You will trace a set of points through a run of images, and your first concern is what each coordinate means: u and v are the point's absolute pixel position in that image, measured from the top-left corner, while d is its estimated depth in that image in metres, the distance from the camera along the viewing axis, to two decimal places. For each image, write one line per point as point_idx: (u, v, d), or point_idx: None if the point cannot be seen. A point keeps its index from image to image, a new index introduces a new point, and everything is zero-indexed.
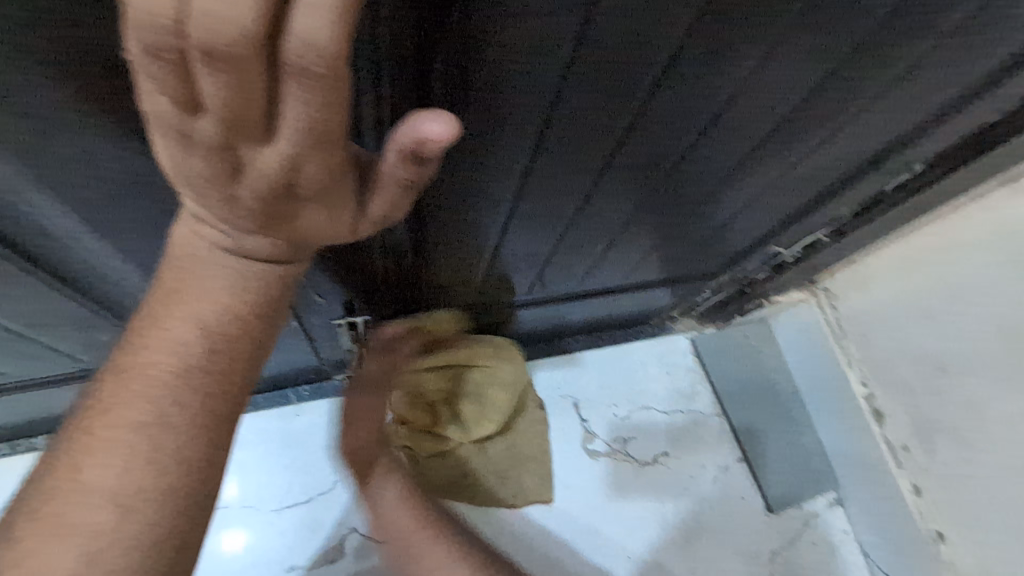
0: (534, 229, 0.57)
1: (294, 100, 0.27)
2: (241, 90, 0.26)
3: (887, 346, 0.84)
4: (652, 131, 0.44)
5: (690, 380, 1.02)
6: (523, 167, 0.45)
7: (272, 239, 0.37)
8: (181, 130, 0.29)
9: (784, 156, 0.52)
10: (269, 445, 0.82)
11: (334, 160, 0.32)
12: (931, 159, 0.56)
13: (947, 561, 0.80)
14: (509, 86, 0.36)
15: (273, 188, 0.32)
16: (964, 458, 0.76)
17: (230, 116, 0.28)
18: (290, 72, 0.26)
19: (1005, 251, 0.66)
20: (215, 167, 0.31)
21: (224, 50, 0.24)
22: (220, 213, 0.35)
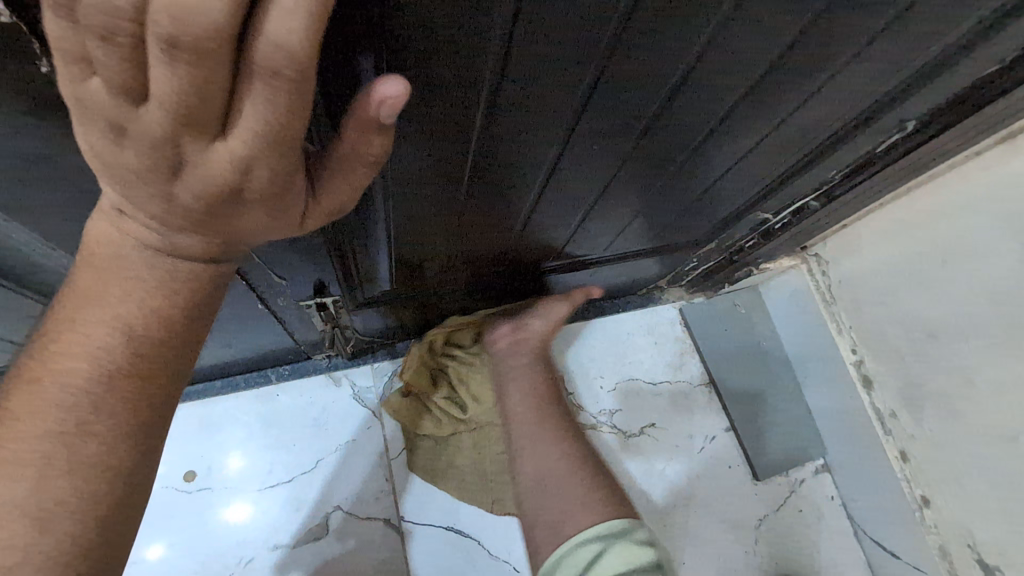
0: (503, 201, 0.55)
1: (256, 100, 0.29)
2: (198, 86, 0.27)
3: (879, 313, 0.82)
4: (614, 94, 0.41)
5: (679, 350, 1.00)
6: (477, 141, 0.43)
7: (206, 238, 0.38)
8: (118, 122, 0.29)
9: (770, 114, 0.49)
10: (248, 426, 0.80)
11: (285, 164, 0.33)
12: (924, 117, 0.53)
13: (932, 526, 0.80)
14: (443, 68, 0.34)
15: (216, 190, 0.33)
16: (950, 424, 0.75)
17: (184, 112, 0.28)
18: (259, 74, 0.28)
19: (1000, 212, 0.63)
20: (154, 164, 0.31)
21: (191, 43, 0.25)
22: (145, 206, 0.34)
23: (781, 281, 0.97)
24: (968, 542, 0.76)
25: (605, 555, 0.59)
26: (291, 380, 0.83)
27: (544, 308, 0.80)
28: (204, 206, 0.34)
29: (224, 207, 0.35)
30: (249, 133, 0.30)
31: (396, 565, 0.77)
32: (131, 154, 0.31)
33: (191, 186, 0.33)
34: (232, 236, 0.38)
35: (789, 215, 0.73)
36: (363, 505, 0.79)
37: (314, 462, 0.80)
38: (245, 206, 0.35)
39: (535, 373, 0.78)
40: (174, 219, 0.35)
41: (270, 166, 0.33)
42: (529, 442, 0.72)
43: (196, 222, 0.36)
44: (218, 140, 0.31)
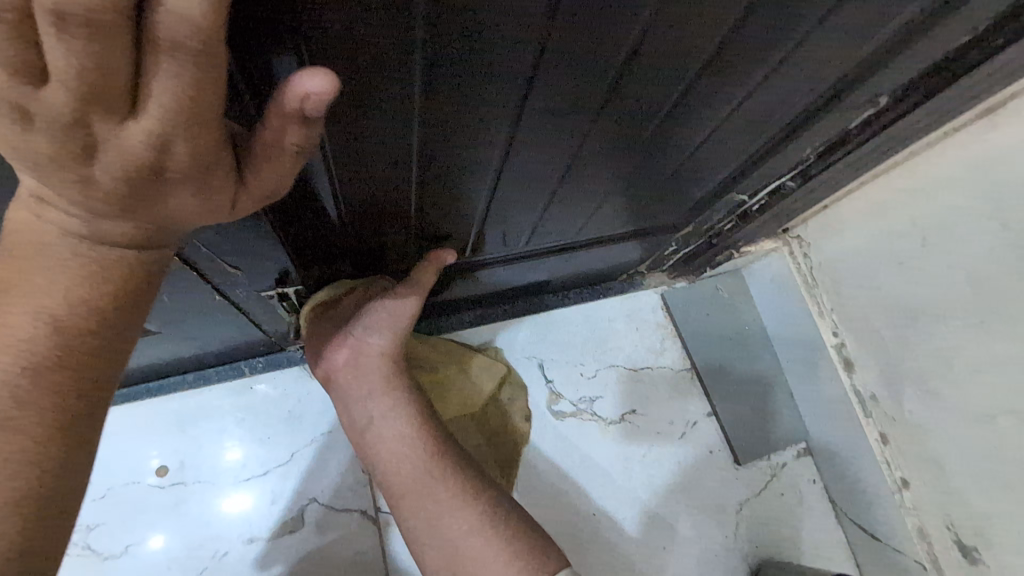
0: (461, 183, 0.53)
1: (164, 74, 0.28)
2: (100, 60, 0.27)
3: (859, 295, 0.81)
4: (561, 69, 0.39)
5: (660, 336, 0.99)
6: (421, 120, 0.42)
7: (133, 223, 0.37)
8: (22, 104, 0.28)
9: (736, 89, 0.47)
10: (223, 419, 0.79)
11: (205, 139, 0.32)
12: (897, 92, 0.51)
13: (911, 508, 0.80)
14: (372, 43, 0.33)
15: (133, 168, 0.32)
16: (928, 404, 0.75)
17: (85, 87, 0.27)
18: (161, 46, 0.27)
19: (980, 189, 0.62)
20: (67, 145, 0.30)
21: (83, 15, 0.25)
22: (66, 192, 0.33)
23: (763, 265, 0.96)
24: (947, 523, 0.76)
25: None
26: (267, 372, 0.82)
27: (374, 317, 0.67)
28: (124, 188, 0.33)
29: (144, 188, 0.34)
30: (160, 108, 0.29)
31: (372, 556, 0.77)
32: (25, 136, 0.29)
33: (108, 168, 0.32)
34: (161, 220, 0.37)
35: (766, 196, 0.71)
36: (340, 498, 0.79)
37: (290, 455, 0.79)
38: (168, 186, 0.34)
39: (403, 409, 0.67)
40: (96, 202, 0.34)
41: (189, 140, 0.32)
42: (412, 513, 0.63)
43: (121, 207, 0.35)
44: (130, 119, 0.30)
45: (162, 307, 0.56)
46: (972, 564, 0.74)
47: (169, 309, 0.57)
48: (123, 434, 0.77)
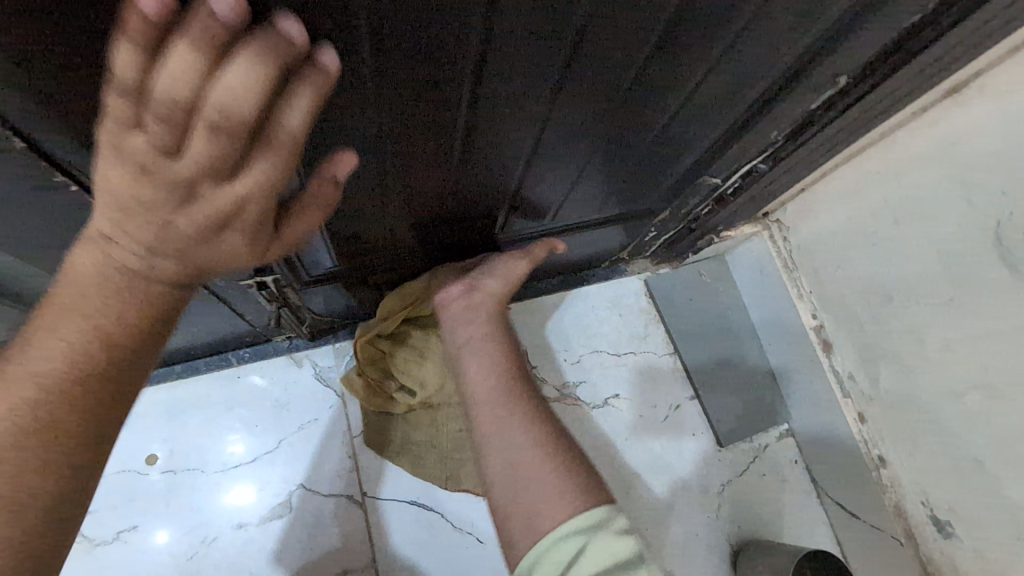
0: (431, 167, 0.55)
1: (263, 162, 0.38)
2: (220, 148, 0.36)
3: (838, 278, 0.82)
4: (510, 49, 0.40)
5: (643, 321, 1.00)
6: (376, 104, 0.43)
7: (180, 264, 0.42)
8: (144, 166, 0.36)
9: (695, 66, 0.48)
10: (209, 410, 0.81)
11: (269, 206, 0.42)
12: (858, 71, 0.52)
13: (889, 485, 0.81)
14: (313, 25, 0.35)
15: (215, 218, 0.40)
16: (903, 383, 0.76)
17: (202, 162, 0.36)
18: (268, 145, 0.38)
19: (947, 167, 0.63)
20: (165, 196, 0.37)
21: (224, 120, 0.34)
22: (139, 232, 0.39)
23: (745, 250, 0.97)
24: (922, 498, 0.77)
25: (585, 550, 0.56)
26: (253, 363, 0.83)
27: (498, 267, 0.76)
28: (191, 240, 0.41)
29: (206, 241, 0.41)
30: (251, 182, 0.39)
31: (360, 539, 0.79)
32: (135, 186, 0.37)
33: (190, 225, 0.39)
34: (209, 271, 0.45)
35: (738, 178, 0.72)
36: (326, 483, 0.80)
37: (277, 443, 0.81)
38: (224, 240, 0.42)
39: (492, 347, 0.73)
40: (163, 250, 0.41)
41: (261, 205, 0.41)
42: (490, 429, 0.68)
43: (185, 260, 0.42)
44: (226, 182, 0.38)
45: None
46: (947, 538, 0.75)
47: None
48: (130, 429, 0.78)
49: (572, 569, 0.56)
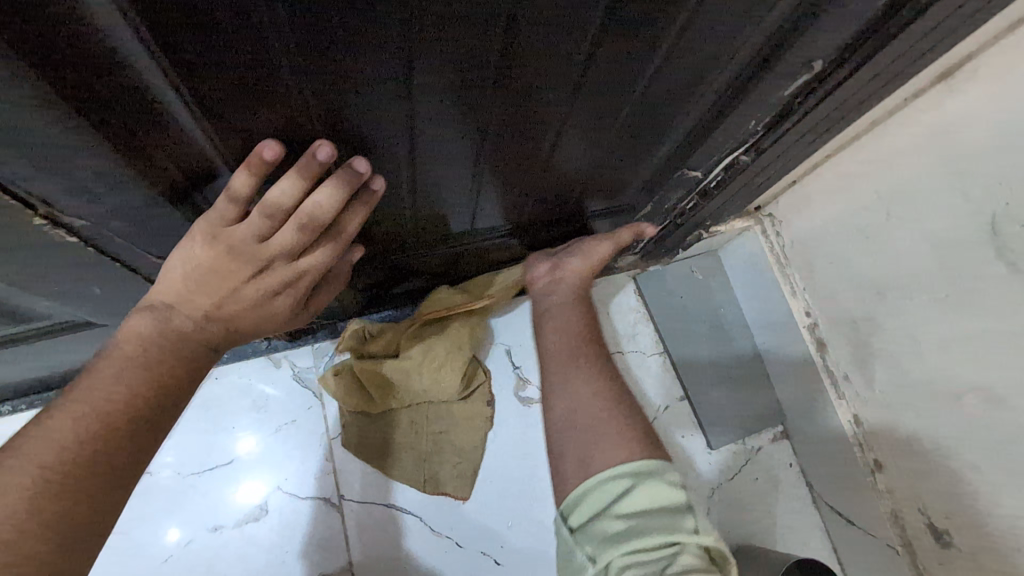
0: (443, 146, 0.54)
1: (322, 251, 0.58)
2: (299, 243, 0.55)
3: (830, 274, 0.78)
4: (438, 26, 0.38)
5: (632, 320, 0.99)
6: (332, 93, 0.43)
7: (219, 324, 0.56)
8: (234, 249, 0.52)
9: (655, 41, 0.45)
10: (187, 412, 0.81)
11: (309, 275, 0.59)
12: (834, 57, 0.49)
13: (885, 491, 0.78)
14: (227, 29, 0.35)
15: (273, 282, 0.57)
16: (899, 385, 0.72)
17: (285, 250, 0.55)
18: (328, 241, 0.58)
19: (940, 157, 0.59)
20: (244, 269, 0.54)
21: (309, 227, 0.53)
22: (213, 295, 0.55)
23: (737, 246, 0.94)
24: (921, 507, 0.73)
25: (634, 491, 0.59)
26: (229, 364, 0.83)
27: (582, 247, 0.79)
28: (252, 301, 0.57)
29: (262, 301, 0.58)
30: (310, 262, 0.58)
31: (337, 544, 0.79)
32: (220, 262, 0.53)
33: (255, 288, 0.56)
34: (259, 327, 0.60)
35: (720, 171, 0.68)
36: (303, 485, 0.81)
37: (256, 444, 0.81)
38: (274, 301, 0.59)
39: (574, 313, 0.77)
40: (219, 311, 0.56)
41: (308, 275, 0.59)
42: (557, 377, 0.71)
43: (234, 313, 0.57)
44: (288, 261, 0.56)
45: (102, 299, 0.58)
46: (945, 548, 0.71)
47: (109, 299, 0.59)
48: None
49: (621, 504, 0.59)
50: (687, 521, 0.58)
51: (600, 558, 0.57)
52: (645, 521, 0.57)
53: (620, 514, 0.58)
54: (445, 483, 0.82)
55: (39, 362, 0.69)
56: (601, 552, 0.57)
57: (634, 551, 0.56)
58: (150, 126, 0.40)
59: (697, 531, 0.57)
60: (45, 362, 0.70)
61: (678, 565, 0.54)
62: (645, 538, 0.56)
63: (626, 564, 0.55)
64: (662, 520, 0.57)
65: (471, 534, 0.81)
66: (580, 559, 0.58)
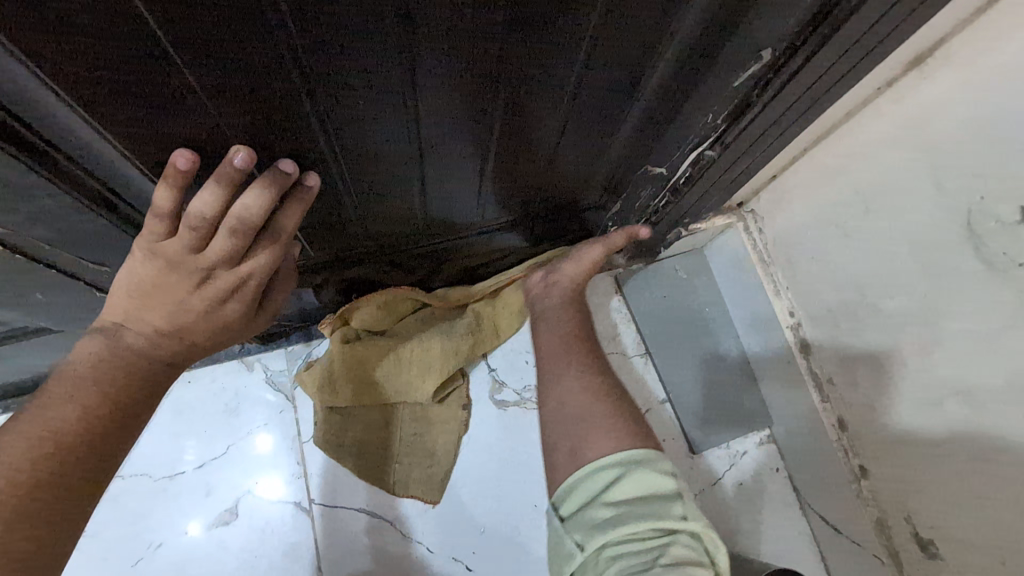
0: (390, 141, 0.53)
1: (264, 252, 0.56)
2: (235, 248, 0.53)
3: (811, 272, 0.75)
4: (335, 30, 0.38)
5: (614, 320, 0.97)
6: (254, 99, 0.43)
7: (176, 338, 0.56)
8: (171, 262, 0.52)
9: (578, 33, 0.43)
10: (164, 415, 0.86)
11: (256, 278, 0.57)
12: (786, 43, 0.47)
13: (871, 498, 0.75)
14: (123, 53, 0.36)
15: (220, 292, 0.56)
16: (882, 389, 0.69)
17: (221, 258, 0.53)
18: (268, 242, 0.55)
19: (915, 149, 0.56)
20: (183, 282, 0.53)
21: (241, 230, 0.51)
22: (160, 313, 0.55)
23: (721, 243, 0.91)
24: (906, 515, 0.70)
25: (624, 479, 0.55)
26: (202, 367, 0.88)
27: (575, 251, 0.77)
28: (201, 311, 0.56)
29: (211, 311, 0.57)
30: (253, 265, 0.56)
31: (306, 547, 0.83)
32: (159, 276, 0.53)
33: (201, 297, 0.55)
34: (213, 338, 0.60)
35: (688, 166, 0.66)
36: (274, 489, 0.85)
37: (228, 446, 0.86)
38: (224, 310, 0.58)
39: (568, 317, 0.74)
40: (171, 326, 0.56)
41: (254, 278, 0.57)
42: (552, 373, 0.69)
43: (182, 325, 0.56)
44: (230, 268, 0.55)
45: (54, 304, 0.59)
46: (931, 558, 0.68)
47: (63, 305, 0.60)
48: None
49: (609, 493, 0.55)
50: (677, 508, 0.53)
51: (588, 545, 0.53)
52: (633, 510, 0.53)
53: (608, 504, 0.54)
54: (415, 485, 0.85)
55: (9, 366, 0.71)
56: (589, 540, 0.53)
57: (623, 540, 0.51)
58: (56, 135, 0.40)
59: (687, 519, 0.53)
60: (13, 365, 0.72)
61: (667, 556, 0.50)
62: (635, 524, 0.52)
63: (613, 553, 0.51)
64: (651, 507, 0.53)
65: (439, 539, 0.84)
66: (568, 548, 0.54)
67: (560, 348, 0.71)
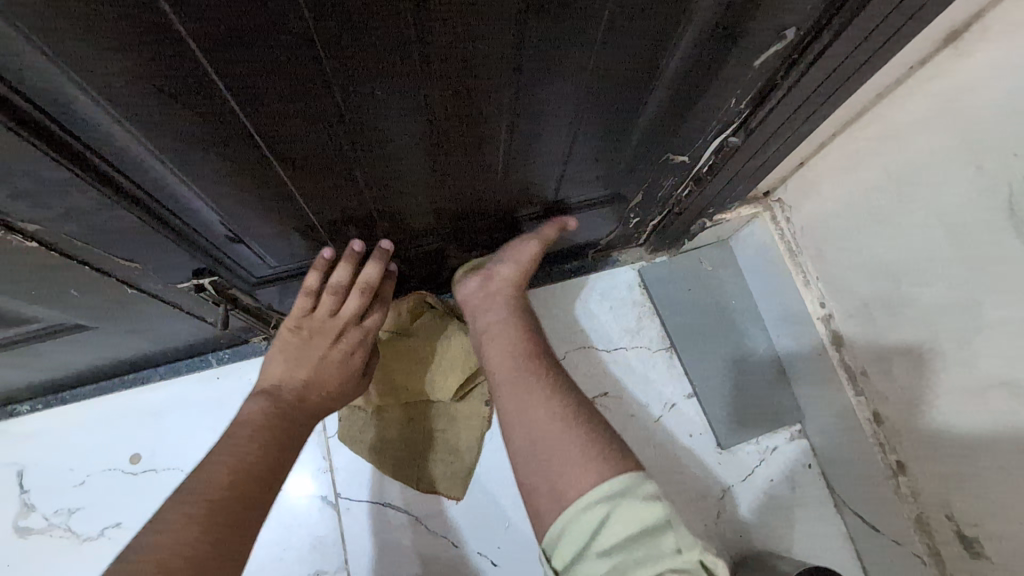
0: (407, 144, 0.54)
1: (376, 310, 0.77)
2: (361, 306, 0.74)
3: (842, 260, 0.73)
4: (353, 33, 0.39)
5: (637, 314, 0.94)
6: (277, 105, 0.44)
7: (317, 386, 0.73)
8: (314, 327, 0.74)
9: (591, 24, 0.43)
10: (195, 409, 0.89)
11: (372, 328, 0.77)
12: (811, 24, 0.45)
13: (909, 495, 0.72)
14: (154, 61, 0.37)
15: (350, 344, 0.75)
16: (918, 380, 0.66)
17: (349, 316, 0.74)
18: (379, 303, 0.78)
19: (951, 128, 0.53)
20: (324, 340, 0.74)
21: (366, 290, 0.73)
22: (308, 367, 0.73)
23: (748, 234, 0.89)
24: (947, 512, 0.67)
25: (612, 518, 0.54)
26: (231, 363, 0.91)
27: (510, 251, 0.78)
28: (337, 361, 0.74)
29: (344, 361, 0.75)
30: (373, 319, 0.77)
31: (332, 542, 0.84)
32: (307, 340, 0.74)
33: (339, 350, 0.74)
34: (349, 385, 0.76)
35: (710, 154, 0.64)
36: (302, 484, 0.86)
37: None
38: (353, 360, 0.75)
39: (513, 329, 0.75)
40: (315, 377, 0.73)
41: (371, 328, 0.77)
42: (512, 404, 0.67)
43: (324, 374, 0.73)
44: (355, 324, 0.75)
45: (89, 301, 0.61)
46: (976, 558, 0.65)
47: (98, 304, 0.62)
48: (126, 431, 0.89)
49: (601, 536, 0.53)
50: (669, 540, 0.52)
51: None
52: (629, 551, 0.52)
53: (601, 549, 0.53)
54: (439, 481, 0.85)
55: (46, 361, 0.74)
56: None
57: None
58: (88, 135, 0.42)
59: (682, 552, 0.52)
60: (51, 362, 0.74)
61: None
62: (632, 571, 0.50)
63: None
64: (644, 546, 0.52)
65: (464, 533, 0.84)
66: None
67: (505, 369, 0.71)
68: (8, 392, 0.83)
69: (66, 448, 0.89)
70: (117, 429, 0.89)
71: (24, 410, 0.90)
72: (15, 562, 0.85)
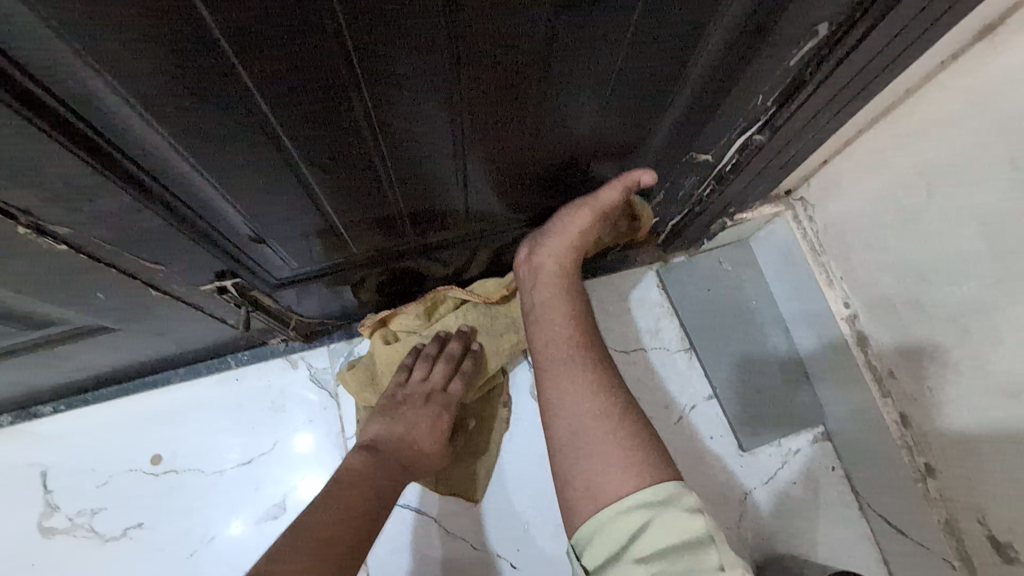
0: (432, 146, 0.54)
1: (459, 380, 0.82)
2: (446, 373, 0.81)
3: (868, 260, 0.71)
4: (388, 36, 0.39)
5: (656, 315, 0.94)
6: (309, 108, 0.44)
7: (406, 440, 0.77)
8: (405, 394, 0.81)
9: (621, 23, 0.43)
10: (214, 410, 0.90)
11: (455, 394, 0.81)
12: (842, 18, 0.44)
13: (939, 498, 0.71)
14: (190, 64, 0.37)
15: (436, 404, 0.80)
16: (949, 381, 0.65)
17: (437, 382, 0.81)
18: (464, 374, 0.83)
19: (984, 124, 0.52)
20: (416, 401, 0.80)
21: (451, 358, 0.82)
22: (398, 425, 0.78)
23: (769, 233, 0.87)
24: (979, 517, 0.66)
25: (652, 525, 0.55)
26: (251, 364, 0.91)
27: (562, 221, 0.71)
28: (429, 420, 0.79)
29: (435, 421, 0.79)
30: (457, 385, 0.82)
31: None
32: (398, 404, 0.80)
33: (428, 410, 0.79)
34: (435, 441, 0.79)
35: (734, 153, 0.64)
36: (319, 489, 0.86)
37: (272, 445, 0.88)
38: (441, 421, 0.79)
39: (562, 313, 0.71)
40: (407, 434, 0.77)
41: (456, 393, 0.81)
42: (556, 389, 0.67)
43: (415, 428, 0.77)
44: (442, 390, 0.81)
45: (114, 303, 0.61)
46: (1010, 563, 0.64)
47: (122, 306, 0.62)
48: (146, 432, 0.89)
49: (638, 540, 0.55)
50: (712, 556, 0.53)
51: None
52: (667, 559, 0.53)
53: (638, 553, 0.54)
54: (459, 486, 0.85)
55: (70, 363, 0.74)
56: None
57: None
58: (116, 137, 0.42)
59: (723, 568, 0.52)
60: (74, 363, 0.75)
61: None
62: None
63: None
64: (685, 557, 0.53)
65: (483, 535, 0.84)
66: None
67: (556, 362, 0.69)
68: (29, 394, 0.83)
69: (88, 448, 0.89)
70: (137, 430, 0.89)
71: (46, 411, 0.91)
72: (40, 564, 0.85)
